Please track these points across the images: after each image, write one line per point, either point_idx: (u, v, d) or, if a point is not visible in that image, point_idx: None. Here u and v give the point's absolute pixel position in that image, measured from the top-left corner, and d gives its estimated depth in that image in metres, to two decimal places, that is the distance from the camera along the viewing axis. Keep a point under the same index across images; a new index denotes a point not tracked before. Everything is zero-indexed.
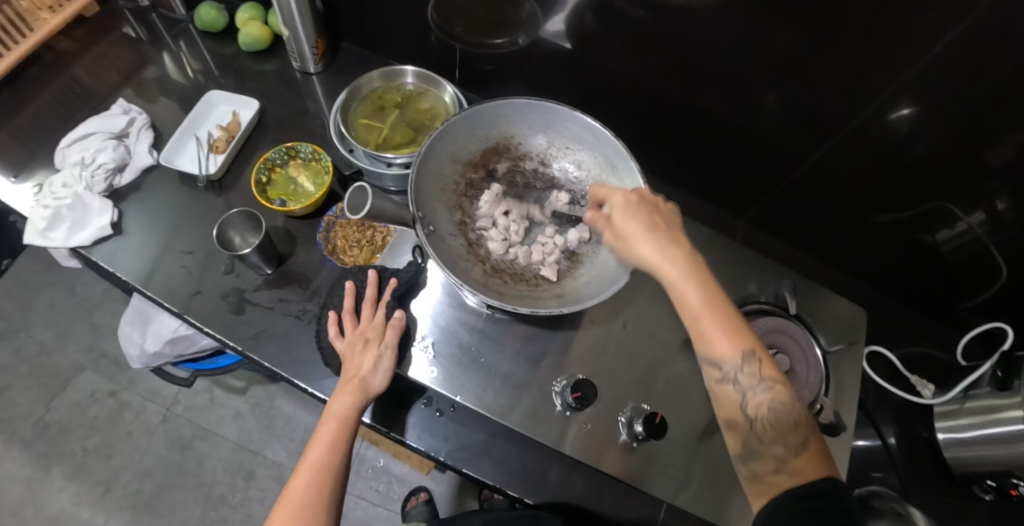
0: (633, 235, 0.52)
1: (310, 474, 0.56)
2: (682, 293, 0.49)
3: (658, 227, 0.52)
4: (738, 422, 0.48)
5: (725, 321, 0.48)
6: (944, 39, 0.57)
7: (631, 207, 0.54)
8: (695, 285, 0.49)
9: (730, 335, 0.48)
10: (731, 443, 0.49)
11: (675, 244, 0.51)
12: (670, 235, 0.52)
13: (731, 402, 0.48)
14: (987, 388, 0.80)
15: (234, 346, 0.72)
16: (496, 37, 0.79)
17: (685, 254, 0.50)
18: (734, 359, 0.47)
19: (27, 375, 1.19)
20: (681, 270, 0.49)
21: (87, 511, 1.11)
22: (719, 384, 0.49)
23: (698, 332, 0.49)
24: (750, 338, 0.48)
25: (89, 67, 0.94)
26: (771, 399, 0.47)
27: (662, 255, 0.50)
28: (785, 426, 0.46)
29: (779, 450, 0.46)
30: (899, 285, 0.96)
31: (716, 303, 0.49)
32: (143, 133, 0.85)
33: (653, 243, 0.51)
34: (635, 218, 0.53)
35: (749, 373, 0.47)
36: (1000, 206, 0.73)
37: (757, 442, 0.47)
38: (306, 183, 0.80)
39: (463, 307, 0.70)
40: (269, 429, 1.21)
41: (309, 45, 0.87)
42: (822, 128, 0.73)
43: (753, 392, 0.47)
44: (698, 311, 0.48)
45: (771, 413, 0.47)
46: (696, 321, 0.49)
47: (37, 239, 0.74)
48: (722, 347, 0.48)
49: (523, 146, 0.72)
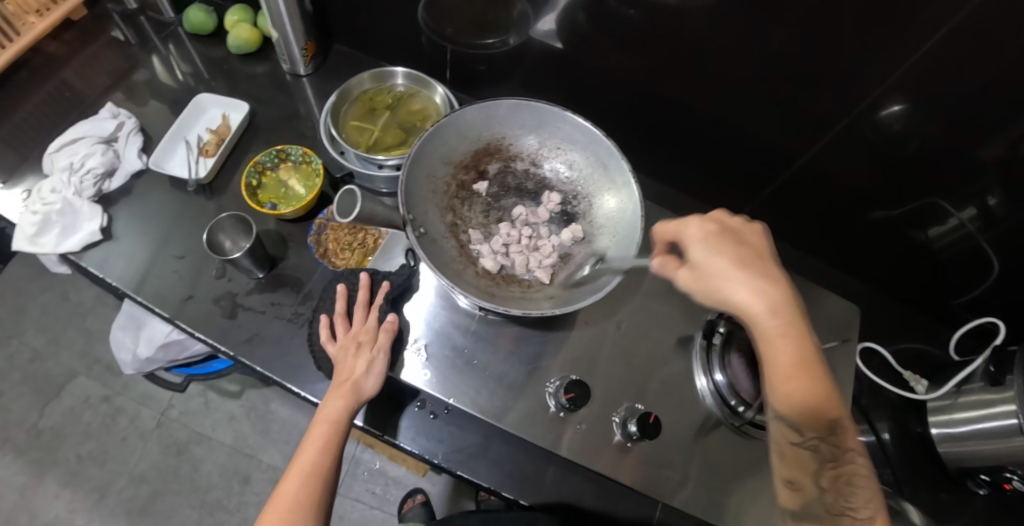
0: (721, 271, 0.46)
1: (301, 478, 0.55)
2: (777, 347, 0.45)
3: (752, 263, 0.46)
4: (802, 483, 0.44)
5: (811, 380, 0.44)
6: (934, 36, 0.57)
7: (709, 236, 0.47)
8: (792, 340, 0.45)
9: (812, 394, 0.44)
10: (788, 502, 0.45)
11: (779, 288, 0.46)
12: (764, 273, 0.46)
13: (801, 461, 0.44)
14: (979, 384, 0.80)
15: (226, 351, 0.71)
16: (487, 37, 0.79)
17: (786, 300, 0.46)
18: (813, 421, 0.43)
19: (20, 382, 1.18)
20: (780, 323, 0.45)
21: (82, 517, 1.10)
22: (792, 443, 0.44)
23: (784, 385, 0.45)
24: (834, 401, 0.44)
25: (78, 70, 0.93)
26: (852, 470, 0.43)
27: (761, 300, 0.45)
28: (855, 497, 0.42)
29: (845, 524, 0.41)
30: (891, 281, 0.97)
31: (806, 361, 0.44)
32: (133, 137, 0.85)
33: (748, 284, 0.45)
34: (722, 252, 0.46)
35: (827, 439, 0.43)
36: (991, 202, 0.73)
37: (821, 508, 0.42)
38: (297, 185, 0.80)
39: (456, 309, 0.69)
40: (264, 433, 1.21)
41: (299, 47, 0.87)
42: (814, 125, 0.73)
43: (829, 457, 0.43)
44: (787, 367, 0.45)
45: (845, 484, 0.43)
46: (782, 373, 0.45)
47: (26, 245, 0.74)
48: (800, 404, 0.44)
49: (514, 146, 0.72)
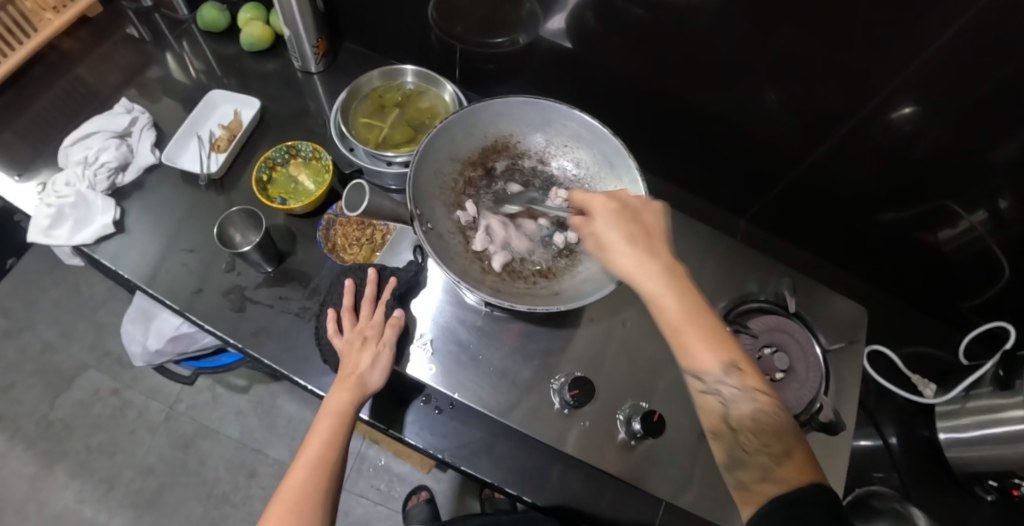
0: (614, 245, 0.49)
1: (306, 469, 0.56)
2: (662, 308, 0.47)
3: (639, 235, 0.50)
4: (722, 430, 0.48)
5: (706, 332, 0.46)
6: (945, 36, 0.57)
7: (610, 214, 0.51)
8: (676, 299, 0.47)
9: (711, 347, 0.46)
10: (718, 450, 0.48)
11: (657, 257, 0.48)
12: (648, 246, 0.49)
13: (715, 412, 0.47)
14: (988, 388, 0.79)
15: (234, 343, 0.72)
16: (496, 36, 0.79)
17: (663, 266, 0.48)
18: (715, 371, 0.46)
19: (31, 374, 1.20)
20: (661, 284, 0.47)
21: (90, 508, 1.12)
22: (702, 396, 0.47)
23: (680, 347, 0.47)
24: (730, 348, 0.47)
25: (93, 67, 0.95)
26: (753, 409, 0.46)
27: (642, 267, 0.48)
28: (767, 434, 0.46)
29: (762, 459, 0.44)
30: (900, 284, 0.96)
31: (697, 316, 0.47)
32: (146, 132, 0.86)
33: (632, 255, 0.48)
34: (617, 227, 0.50)
35: (732, 385, 0.46)
36: (1001, 205, 0.73)
37: (741, 451, 0.46)
38: (306, 181, 0.81)
39: (462, 305, 0.70)
40: (270, 428, 1.22)
41: (310, 45, 0.88)
42: (823, 126, 0.73)
43: (735, 402, 0.46)
44: (679, 325, 0.46)
45: (753, 421, 0.46)
46: (676, 334, 0.47)
47: (41, 237, 0.75)
48: (703, 359, 0.46)
49: (521, 144, 0.73)
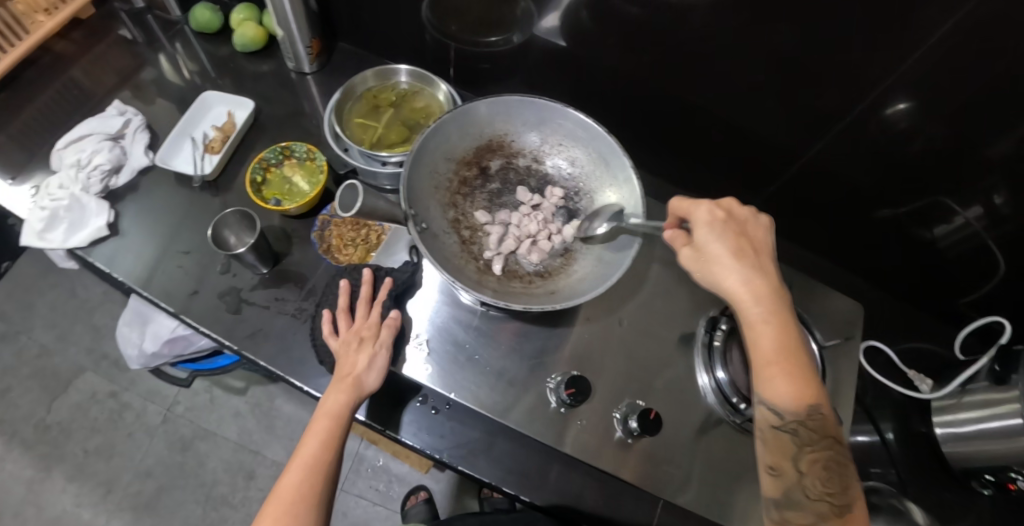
0: (719, 260, 0.50)
1: (302, 471, 0.56)
2: (760, 335, 0.49)
3: (746, 253, 0.50)
4: (783, 468, 0.49)
5: (797, 371, 0.49)
6: (939, 31, 0.57)
7: (716, 226, 0.51)
8: (774, 331, 0.49)
9: (797, 386, 0.48)
10: (770, 485, 0.50)
11: (763, 279, 0.50)
12: (757, 266, 0.50)
13: (783, 448, 0.49)
14: (983, 382, 0.79)
15: (230, 345, 0.72)
16: (491, 35, 0.79)
17: (771, 292, 0.50)
18: (796, 411, 0.48)
19: (28, 377, 1.19)
20: (763, 310, 0.49)
21: (88, 511, 1.11)
22: (773, 431, 0.49)
23: (766, 376, 0.49)
24: (816, 391, 0.49)
25: (86, 69, 0.94)
26: (826, 457, 0.49)
27: (746, 289, 0.49)
28: (830, 484, 0.48)
29: (821, 507, 0.47)
30: (896, 280, 0.96)
31: (792, 353, 0.49)
32: (140, 134, 0.86)
33: (740, 274, 0.49)
34: (722, 241, 0.50)
35: (806, 429, 0.48)
36: (997, 201, 0.73)
37: (800, 494, 0.48)
38: (302, 183, 0.80)
39: (458, 305, 0.70)
40: (268, 429, 1.21)
41: (304, 46, 0.87)
42: (818, 122, 0.73)
43: (807, 446, 0.48)
44: (771, 358, 0.49)
45: (822, 468, 0.49)
46: (766, 363, 0.49)
47: (35, 240, 0.75)
48: (786, 396, 0.48)
49: (516, 143, 0.73)
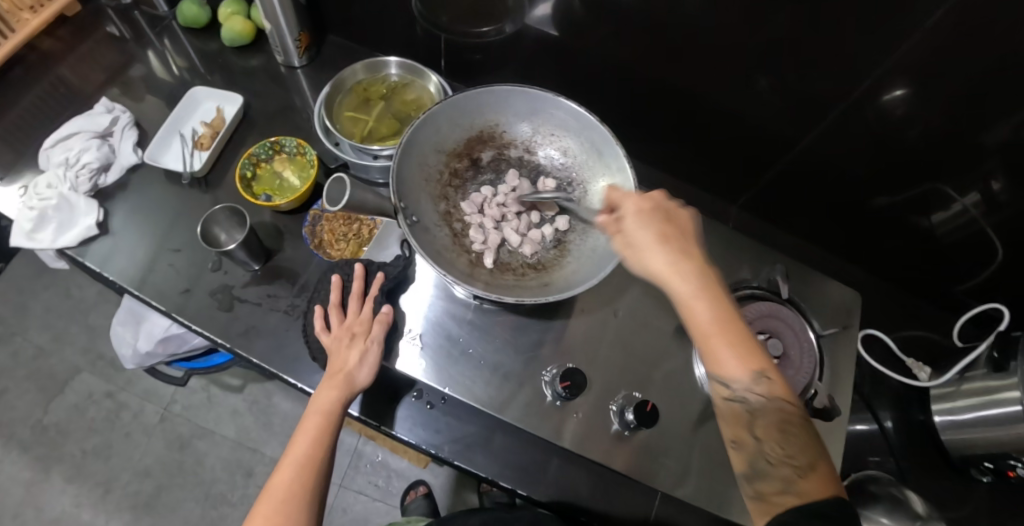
0: (642, 246, 0.48)
1: (293, 468, 0.55)
2: (692, 311, 0.47)
3: (671, 237, 0.49)
4: (744, 440, 0.47)
5: (736, 340, 0.46)
6: (936, 14, 0.56)
7: (642, 216, 0.50)
8: (707, 306, 0.46)
9: (740, 353, 0.46)
10: (736, 460, 0.47)
11: (688, 258, 0.48)
12: (681, 246, 0.48)
13: (738, 420, 0.46)
14: (982, 370, 0.79)
15: (223, 343, 0.71)
16: (481, 25, 0.78)
17: (698, 268, 0.48)
18: (743, 379, 0.46)
19: (24, 379, 1.19)
20: (694, 284, 0.47)
21: (88, 511, 1.11)
22: (728, 404, 0.47)
23: (708, 351, 0.47)
24: (760, 358, 0.46)
25: (73, 66, 0.93)
26: (781, 421, 0.46)
27: (672, 267, 0.47)
28: (791, 447, 0.45)
29: (785, 471, 0.44)
30: (894, 268, 0.95)
31: (727, 323, 0.46)
32: (128, 131, 0.85)
33: (665, 256, 0.47)
34: (648, 227, 0.49)
35: (758, 393, 0.45)
36: (994, 187, 0.72)
37: (763, 462, 0.45)
38: (292, 177, 0.80)
39: (452, 299, 0.69)
40: (267, 427, 1.21)
41: (293, 39, 0.86)
42: (814, 109, 0.72)
43: (760, 411, 0.46)
44: (708, 331, 0.46)
45: (778, 431, 0.46)
46: (705, 337, 0.46)
47: (24, 240, 0.74)
48: (730, 366, 0.46)
49: (507, 134, 0.72)
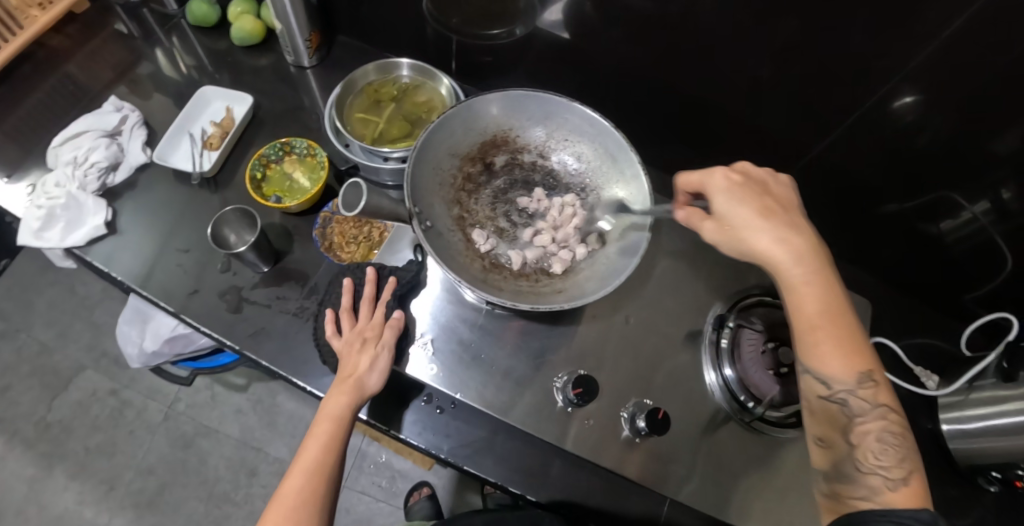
0: (740, 224, 0.49)
1: (304, 476, 0.55)
2: (801, 298, 0.48)
3: (773, 211, 0.50)
4: (834, 441, 0.48)
5: (842, 336, 0.47)
6: (951, 24, 0.55)
7: (734, 189, 0.51)
8: (818, 287, 0.48)
9: (847, 352, 0.47)
10: (820, 458, 0.49)
11: (803, 240, 0.49)
12: (790, 222, 0.50)
13: (832, 420, 0.48)
14: (991, 380, 0.79)
15: (232, 345, 0.71)
16: (493, 28, 0.77)
17: (812, 252, 0.49)
18: (846, 379, 0.47)
19: (28, 376, 1.19)
20: (803, 271, 0.48)
21: (91, 509, 1.11)
22: (821, 401, 0.48)
23: (811, 342, 0.48)
24: (867, 359, 0.47)
25: (81, 64, 0.93)
26: (882, 428, 0.46)
27: (781, 248, 0.48)
28: (886, 455, 0.45)
29: (874, 483, 0.44)
30: (904, 276, 0.95)
31: (838, 316, 0.47)
32: (137, 130, 0.84)
33: (769, 233, 0.48)
34: (743, 204, 0.50)
35: (860, 397, 0.47)
36: (1005, 195, 0.71)
37: (850, 467, 0.46)
38: (302, 178, 0.79)
39: (462, 303, 0.69)
40: (271, 426, 1.21)
41: (303, 39, 0.86)
42: (827, 116, 0.72)
43: (861, 414, 0.46)
44: (816, 321, 0.47)
45: (877, 440, 0.46)
46: (811, 328, 0.47)
47: (31, 239, 0.74)
48: (835, 364, 0.47)
49: (521, 138, 0.72)
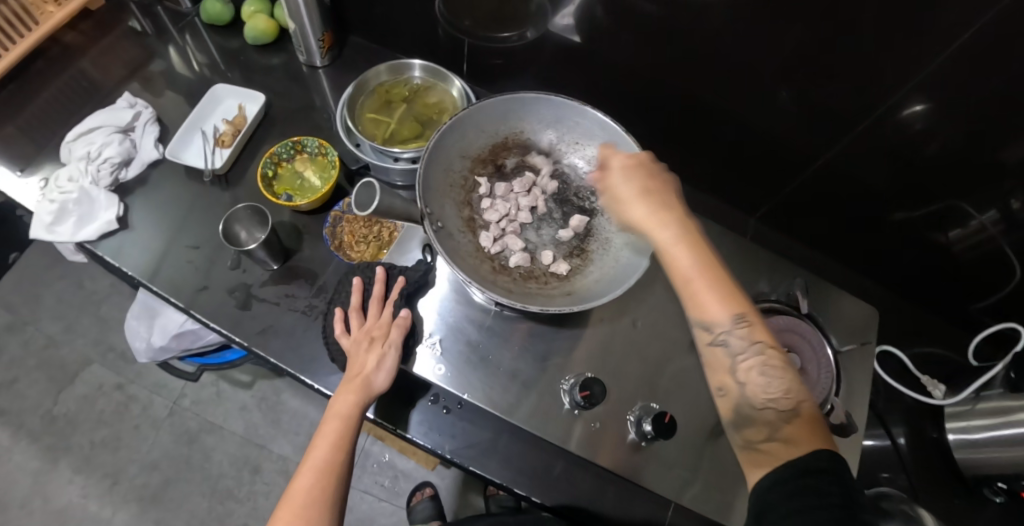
0: (626, 197, 0.52)
1: (314, 474, 0.56)
2: (673, 258, 0.49)
3: (653, 191, 0.52)
4: (727, 386, 0.49)
5: (714, 282, 0.49)
6: (962, 34, 0.55)
7: (623, 170, 0.54)
8: (686, 249, 0.49)
9: (720, 298, 0.48)
10: (724, 406, 0.50)
11: (671, 208, 0.51)
12: (665, 199, 0.52)
13: (721, 365, 0.48)
14: (998, 390, 0.80)
15: (240, 341, 0.71)
16: (505, 31, 0.78)
17: (679, 216, 0.51)
18: (723, 321, 0.48)
19: (35, 369, 1.19)
20: (672, 233, 0.50)
21: (95, 503, 1.12)
22: (710, 348, 0.49)
23: (690, 296, 0.49)
24: (741, 302, 0.48)
25: (95, 60, 0.93)
26: (761, 364, 0.47)
27: (653, 218, 0.50)
28: (775, 391, 0.47)
29: (771, 416, 0.46)
30: (911, 285, 0.95)
31: (706, 266, 0.49)
32: (149, 127, 0.85)
33: (644, 207, 0.51)
34: (632, 181, 0.53)
35: (738, 337, 0.48)
36: (1013, 204, 0.72)
37: (748, 408, 0.47)
38: (312, 177, 0.80)
39: (471, 303, 0.69)
40: (275, 423, 1.21)
41: (316, 39, 0.86)
42: (837, 123, 0.72)
43: (743, 356, 0.48)
44: (688, 277, 0.49)
45: (761, 377, 0.47)
46: (686, 283, 0.49)
47: (43, 233, 0.74)
48: (711, 310, 0.48)
49: (532, 141, 0.72)
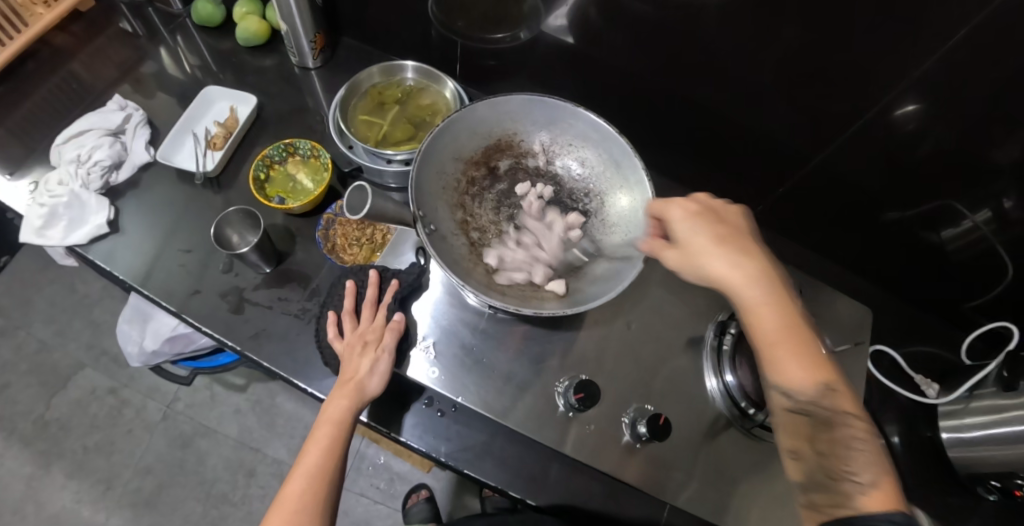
0: (700, 248, 0.48)
1: (305, 478, 0.55)
2: (757, 317, 0.46)
3: (728, 239, 0.48)
4: (802, 452, 0.45)
5: (799, 347, 0.45)
6: (953, 35, 0.56)
7: (691, 220, 0.50)
8: (769, 308, 0.46)
9: (803, 361, 0.44)
10: (794, 470, 0.46)
11: (755, 264, 0.47)
12: (743, 248, 0.48)
13: (798, 430, 0.45)
14: (992, 388, 0.79)
15: (233, 346, 0.71)
16: (498, 32, 0.77)
17: (763, 273, 0.47)
18: (807, 387, 0.44)
19: (26, 373, 1.18)
20: (760, 290, 0.46)
21: (88, 508, 1.11)
22: (788, 413, 0.45)
23: (770, 356, 0.45)
24: (827, 369, 0.45)
25: (85, 62, 0.93)
26: (847, 435, 0.43)
27: (734, 272, 0.47)
28: (859, 463, 0.42)
29: (848, 488, 0.41)
30: (904, 284, 0.96)
31: (792, 330, 0.45)
32: (140, 129, 0.84)
33: (724, 258, 0.47)
34: (703, 231, 0.49)
35: (823, 407, 0.44)
36: (1006, 204, 0.71)
37: (823, 476, 0.43)
38: (305, 180, 0.80)
39: (465, 306, 0.69)
40: (270, 427, 1.21)
41: (308, 40, 0.86)
42: (830, 123, 0.72)
43: (826, 425, 0.44)
44: (770, 338, 0.45)
45: (846, 450, 0.43)
46: (770, 344, 0.45)
47: (33, 237, 0.74)
48: (794, 376, 0.44)
49: (525, 143, 0.72)
